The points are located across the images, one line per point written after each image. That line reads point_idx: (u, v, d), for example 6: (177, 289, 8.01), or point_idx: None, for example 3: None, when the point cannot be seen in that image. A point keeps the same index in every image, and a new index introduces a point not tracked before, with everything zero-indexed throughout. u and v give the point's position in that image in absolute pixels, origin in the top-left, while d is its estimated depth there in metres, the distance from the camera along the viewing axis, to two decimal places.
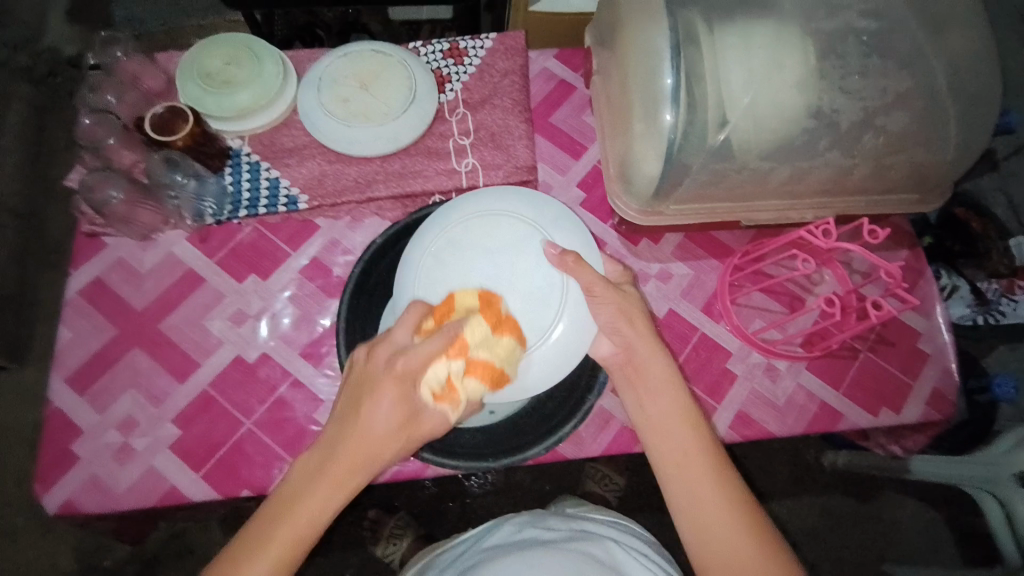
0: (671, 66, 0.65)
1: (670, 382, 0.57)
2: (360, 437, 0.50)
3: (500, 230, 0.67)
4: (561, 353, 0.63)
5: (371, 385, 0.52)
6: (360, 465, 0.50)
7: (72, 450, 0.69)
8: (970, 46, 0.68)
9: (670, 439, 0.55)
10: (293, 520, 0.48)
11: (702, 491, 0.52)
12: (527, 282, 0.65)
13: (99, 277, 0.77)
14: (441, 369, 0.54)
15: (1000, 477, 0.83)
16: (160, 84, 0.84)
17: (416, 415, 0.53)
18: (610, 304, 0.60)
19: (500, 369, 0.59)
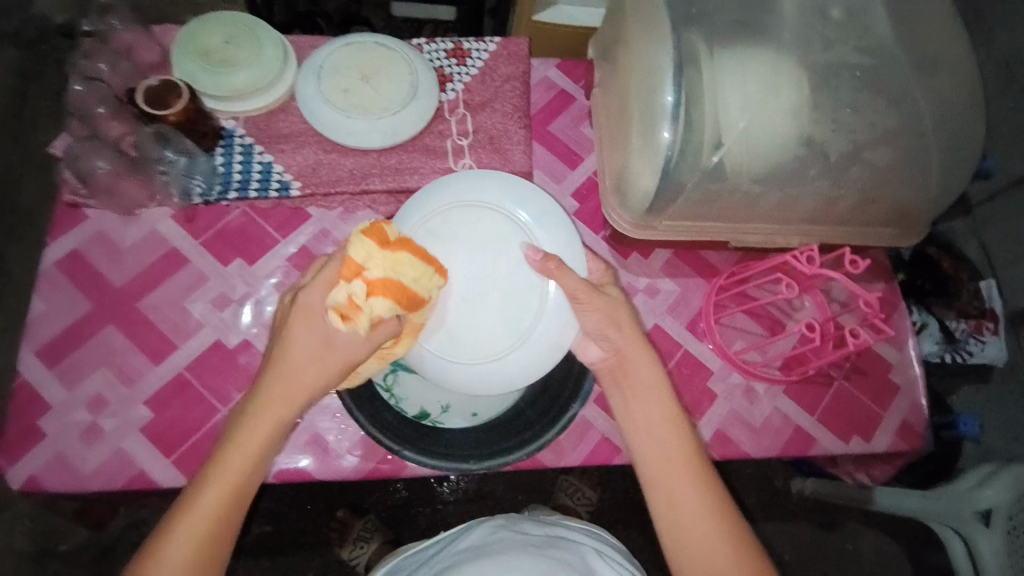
0: (674, 84, 0.66)
1: (657, 391, 0.59)
2: (281, 372, 0.53)
3: (483, 225, 0.71)
4: (540, 350, 0.68)
5: (286, 323, 0.55)
6: (286, 396, 0.52)
7: (38, 426, 0.67)
8: (956, 89, 0.71)
9: (653, 444, 0.57)
10: (231, 452, 0.51)
11: (683, 495, 0.55)
12: (507, 282, 0.71)
13: (79, 250, 0.75)
14: (339, 293, 0.52)
15: (963, 512, 0.87)
16: (154, 56, 0.81)
17: (331, 340, 0.53)
18: (597, 310, 0.62)
19: (408, 289, 0.55)
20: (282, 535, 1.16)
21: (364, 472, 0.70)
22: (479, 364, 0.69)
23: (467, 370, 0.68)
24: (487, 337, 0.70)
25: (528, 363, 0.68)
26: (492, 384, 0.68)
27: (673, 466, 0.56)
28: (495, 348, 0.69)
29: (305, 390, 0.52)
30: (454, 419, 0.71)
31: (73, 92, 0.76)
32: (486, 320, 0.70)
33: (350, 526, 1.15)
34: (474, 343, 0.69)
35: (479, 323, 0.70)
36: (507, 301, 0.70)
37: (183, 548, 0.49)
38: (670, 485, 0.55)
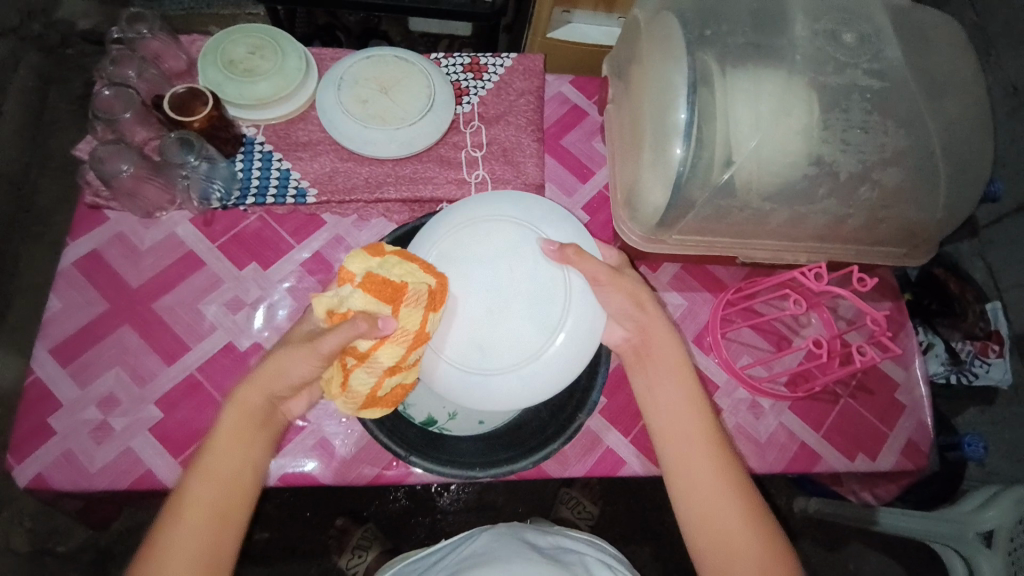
0: (687, 102, 0.67)
1: (673, 367, 0.62)
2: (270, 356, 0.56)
3: (493, 234, 0.66)
4: (573, 344, 0.63)
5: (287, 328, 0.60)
6: (271, 375, 0.55)
7: (50, 423, 0.67)
8: (965, 113, 0.72)
9: (669, 416, 0.60)
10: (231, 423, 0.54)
11: (701, 470, 0.57)
12: (527, 283, 0.64)
13: (97, 250, 0.76)
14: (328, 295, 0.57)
15: (966, 534, 0.86)
16: (181, 65, 0.85)
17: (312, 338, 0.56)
18: (620, 291, 0.63)
19: (380, 279, 0.56)
20: (283, 541, 1.16)
21: (369, 478, 0.70)
22: (520, 374, 0.62)
23: (508, 383, 0.62)
24: (519, 346, 0.63)
25: (569, 360, 0.63)
26: (535, 391, 0.62)
27: (689, 437, 0.59)
28: (532, 352, 0.62)
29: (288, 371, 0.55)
30: (463, 426, 0.71)
31: (101, 96, 0.76)
32: (516, 327, 0.63)
33: (349, 533, 1.15)
34: (510, 354, 0.63)
35: (509, 332, 0.63)
36: (535, 302, 0.64)
37: (196, 516, 0.51)
38: (686, 455, 0.58)
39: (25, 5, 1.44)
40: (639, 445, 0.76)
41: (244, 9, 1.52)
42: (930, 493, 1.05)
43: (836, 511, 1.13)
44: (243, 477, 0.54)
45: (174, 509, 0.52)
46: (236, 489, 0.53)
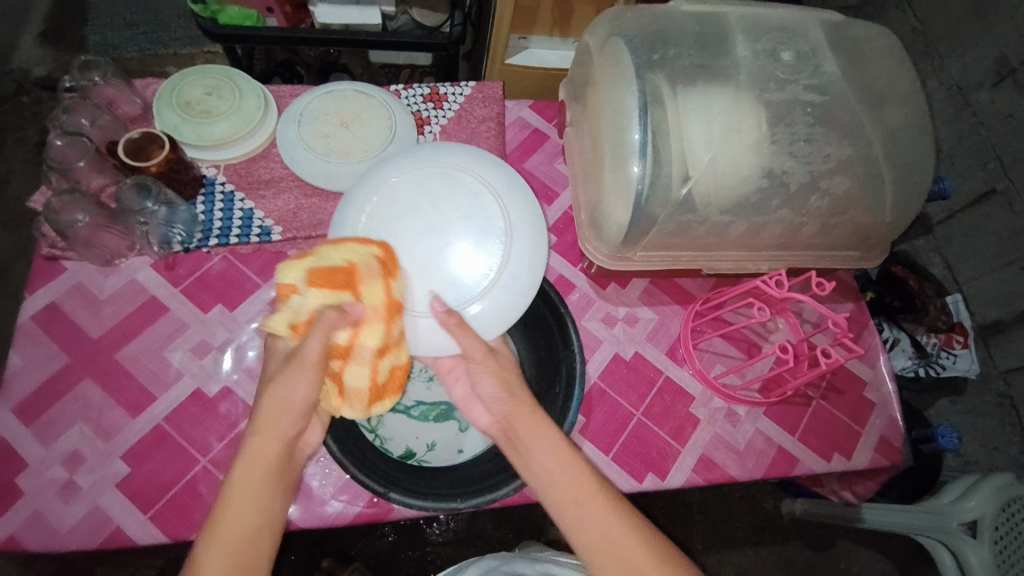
0: (640, 122, 0.69)
1: (540, 428, 0.58)
2: (265, 398, 0.54)
3: (405, 189, 0.74)
4: (526, 233, 0.73)
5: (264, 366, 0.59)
6: (277, 415, 0.53)
7: (11, 487, 0.65)
8: (904, 120, 0.76)
9: (563, 491, 0.54)
10: (242, 474, 0.51)
11: (606, 528, 0.52)
12: (454, 207, 0.74)
13: (54, 303, 0.74)
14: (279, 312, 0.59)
15: (949, 526, 0.88)
16: (136, 109, 0.85)
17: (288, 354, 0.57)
18: (488, 371, 0.62)
19: (327, 270, 0.59)
20: None
21: (350, 517, 0.69)
22: (503, 279, 0.70)
23: (501, 291, 0.70)
24: (478, 256, 0.72)
25: (532, 246, 0.72)
26: (524, 290, 0.71)
27: (589, 502, 0.53)
28: (498, 256, 0.71)
29: (291, 399, 0.54)
30: (441, 456, 0.71)
31: (54, 147, 0.75)
32: (467, 247, 0.72)
33: None
34: (480, 270, 0.71)
35: (467, 253, 0.72)
36: (468, 218, 0.73)
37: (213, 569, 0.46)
38: (599, 527, 0.52)
39: None
40: (621, 461, 0.76)
41: (203, 48, 1.52)
42: (911, 488, 1.08)
43: (821, 512, 1.15)
44: (254, 536, 0.49)
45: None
46: (250, 549, 0.48)
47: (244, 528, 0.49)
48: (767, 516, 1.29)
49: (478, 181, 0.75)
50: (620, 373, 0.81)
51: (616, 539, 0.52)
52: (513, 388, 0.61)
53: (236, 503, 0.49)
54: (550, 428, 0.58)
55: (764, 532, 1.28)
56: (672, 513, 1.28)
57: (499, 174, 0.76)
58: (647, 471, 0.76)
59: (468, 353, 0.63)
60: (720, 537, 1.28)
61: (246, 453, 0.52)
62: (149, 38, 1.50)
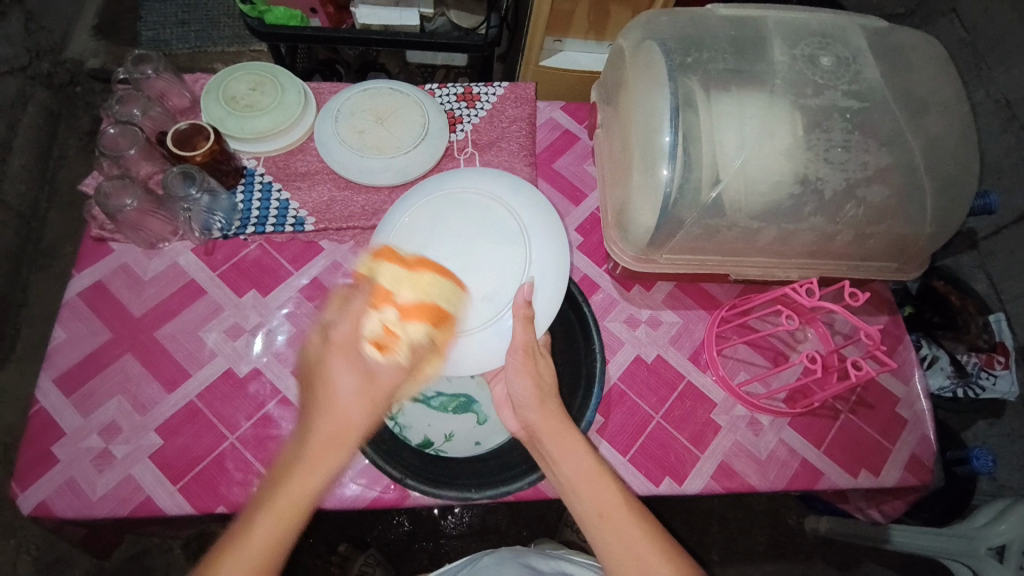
0: (670, 125, 0.69)
1: (569, 434, 0.58)
2: (330, 414, 0.52)
3: (421, 223, 0.75)
4: (545, 229, 0.74)
5: (324, 361, 0.55)
6: (336, 439, 0.51)
7: (51, 453, 0.68)
8: (947, 129, 0.74)
9: (592, 499, 0.54)
10: (285, 494, 0.48)
11: (627, 535, 0.52)
12: (469, 225, 0.75)
13: (101, 281, 0.78)
14: (374, 322, 0.57)
15: (976, 550, 0.86)
16: (185, 102, 0.89)
17: (372, 372, 0.55)
18: (526, 376, 0.62)
19: (434, 303, 0.62)
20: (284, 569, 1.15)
21: (368, 502, 0.70)
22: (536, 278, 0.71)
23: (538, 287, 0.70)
24: (501, 264, 0.73)
25: (555, 243, 0.73)
26: (557, 282, 0.71)
27: (611, 509, 0.54)
28: (523, 259, 0.72)
29: (357, 428, 0.52)
30: (460, 447, 0.71)
31: (106, 134, 0.79)
32: (490, 259, 0.73)
33: (351, 562, 1.13)
34: (509, 276, 0.72)
35: (491, 264, 0.73)
36: (485, 232, 0.74)
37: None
38: (624, 540, 0.52)
39: (35, 45, 1.47)
40: (638, 464, 0.76)
41: (249, 45, 1.58)
42: (942, 510, 1.04)
43: (847, 530, 1.12)
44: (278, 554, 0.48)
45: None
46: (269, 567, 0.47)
47: (273, 550, 0.47)
48: (790, 532, 1.26)
49: (488, 196, 0.76)
50: (640, 375, 0.81)
51: (641, 554, 0.51)
52: (543, 396, 0.61)
53: (275, 517, 0.47)
54: (579, 438, 0.58)
55: (784, 549, 1.25)
56: (689, 522, 1.26)
57: (502, 182, 0.77)
58: (664, 475, 0.75)
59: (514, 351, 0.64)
60: (738, 549, 1.25)
61: (292, 474, 0.49)
62: (198, 34, 1.58)
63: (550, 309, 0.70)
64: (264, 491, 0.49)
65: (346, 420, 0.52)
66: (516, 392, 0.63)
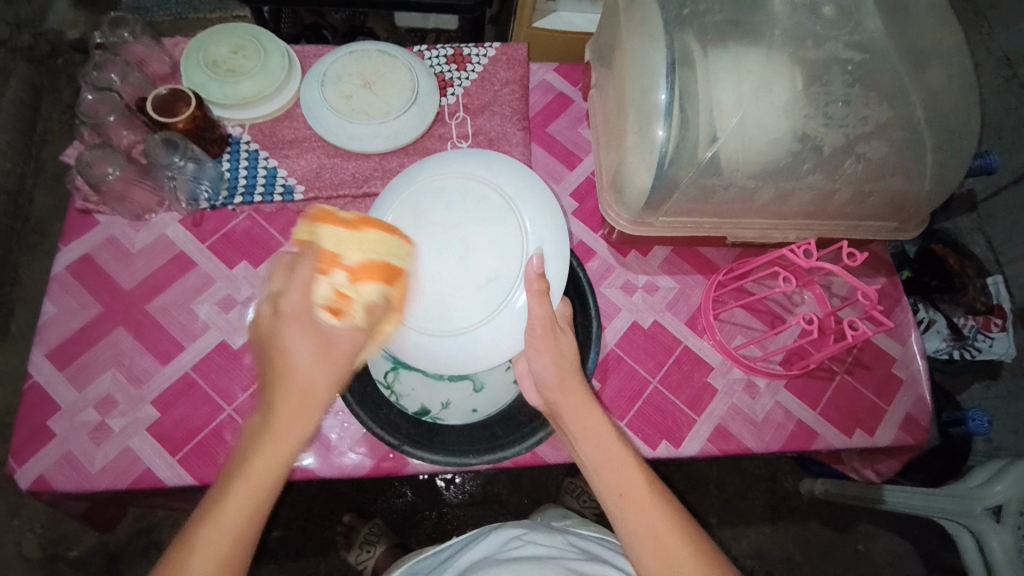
0: (667, 81, 0.67)
1: (587, 405, 0.58)
2: (290, 388, 0.49)
3: (406, 222, 0.71)
4: (536, 196, 0.72)
5: (278, 333, 0.50)
6: (302, 410, 0.49)
7: (48, 427, 0.68)
8: (951, 81, 0.72)
9: (611, 472, 0.54)
10: (252, 468, 0.47)
11: (642, 505, 0.52)
12: (454, 213, 0.72)
13: (88, 255, 0.77)
14: (324, 287, 0.52)
15: (973, 510, 0.88)
16: (166, 68, 0.85)
17: (330, 339, 0.51)
18: (544, 353, 0.60)
19: (384, 261, 0.58)
20: (293, 539, 1.18)
21: (367, 469, 0.71)
22: (537, 248, 0.69)
23: (542, 256, 0.67)
24: (496, 244, 0.71)
25: (544, 208, 0.72)
26: (559, 246, 0.70)
27: (626, 479, 0.54)
28: (517, 233, 0.70)
29: (320, 397, 0.50)
30: (455, 414, 0.70)
31: (85, 101, 0.77)
32: (484, 242, 0.71)
33: (356, 530, 1.15)
34: (509, 252, 0.70)
35: (488, 246, 0.71)
36: (472, 215, 0.72)
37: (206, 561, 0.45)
38: (646, 519, 0.52)
39: (13, 17, 1.39)
40: (635, 428, 0.76)
41: (232, 12, 1.54)
42: (937, 471, 1.06)
43: (843, 492, 1.13)
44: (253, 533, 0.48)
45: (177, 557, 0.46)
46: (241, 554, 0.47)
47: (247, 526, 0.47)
48: (786, 495, 1.29)
49: (465, 177, 0.73)
50: (637, 340, 0.81)
51: (659, 530, 0.52)
52: (567, 375, 0.59)
53: (244, 501, 0.47)
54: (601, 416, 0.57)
55: (780, 511, 1.27)
56: (688, 487, 1.28)
57: (475, 160, 0.75)
58: (661, 439, 0.76)
59: (533, 326, 0.61)
60: (733, 512, 1.27)
61: (254, 455, 0.47)
62: (179, 1, 1.52)
63: (557, 275, 0.68)
64: (224, 474, 0.48)
65: (304, 389, 0.49)
66: (539, 368, 0.60)
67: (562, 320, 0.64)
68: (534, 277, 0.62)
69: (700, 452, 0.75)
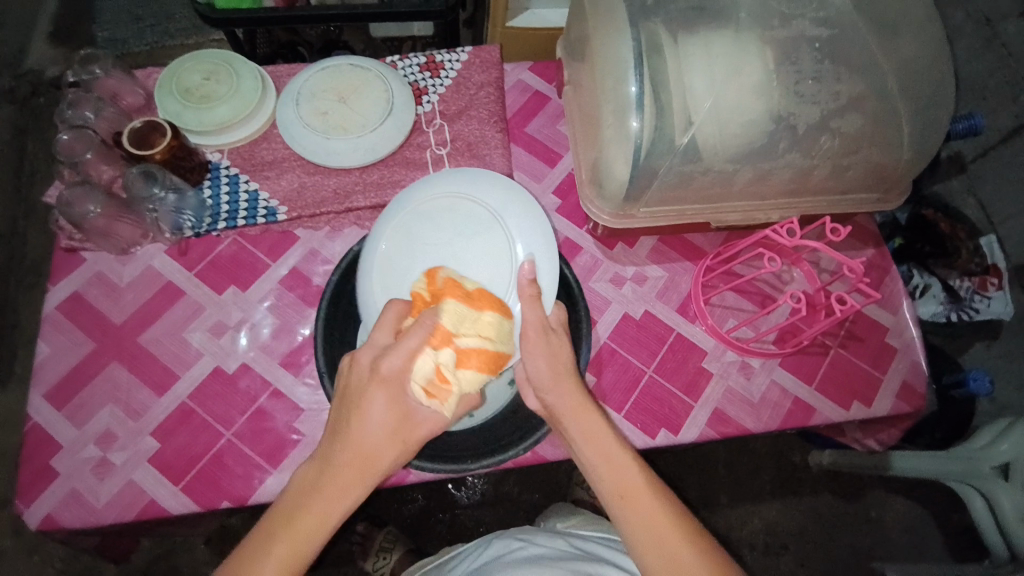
0: (636, 74, 0.67)
1: (585, 408, 0.58)
2: (360, 453, 0.52)
3: (398, 248, 0.71)
4: (520, 204, 0.73)
5: (364, 393, 0.54)
6: (361, 476, 0.52)
7: (52, 465, 0.69)
8: (921, 48, 0.72)
9: (610, 469, 0.55)
10: (307, 521, 0.50)
11: (640, 498, 0.53)
12: (445, 233, 0.72)
13: (77, 292, 0.78)
14: (427, 364, 0.54)
15: (982, 470, 0.88)
16: (139, 99, 0.86)
17: (410, 413, 0.54)
18: (539, 353, 0.60)
19: (496, 351, 0.58)
20: (310, 553, 1.18)
21: None
22: (528, 256, 0.70)
23: (533, 263, 0.69)
24: (485, 254, 0.70)
25: (529, 217, 0.72)
26: (547, 248, 0.71)
27: (623, 475, 0.55)
28: (506, 241, 0.70)
29: (382, 469, 0.53)
30: (454, 421, 0.70)
31: (60, 141, 0.77)
32: (474, 254, 0.70)
33: (371, 539, 1.16)
34: (500, 261, 0.69)
35: (478, 258, 0.70)
36: (458, 231, 0.71)
37: None
38: (648, 524, 0.52)
39: None
40: (634, 419, 0.76)
41: (206, 35, 1.54)
42: (942, 435, 1.06)
43: (851, 463, 1.14)
44: None
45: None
46: None
47: None
48: (794, 468, 1.29)
49: (451, 195, 0.73)
50: (630, 332, 0.81)
51: (658, 525, 0.52)
52: (561, 378, 0.60)
53: (286, 547, 0.50)
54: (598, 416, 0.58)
55: (790, 486, 1.28)
56: (697, 472, 1.29)
57: (456, 178, 0.75)
58: (660, 428, 0.76)
59: (525, 328, 0.62)
60: (744, 491, 1.28)
61: (305, 510, 0.51)
62: (154, 29, 1.53)
63: (548, 282, 0.69)
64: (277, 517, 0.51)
65: (368, 462, 0.52)
66: (533, 373, 0.61)
67: (554, 323, 0.64)
68: (526, 283, 0.65)
69: (700, 438, 0.76)
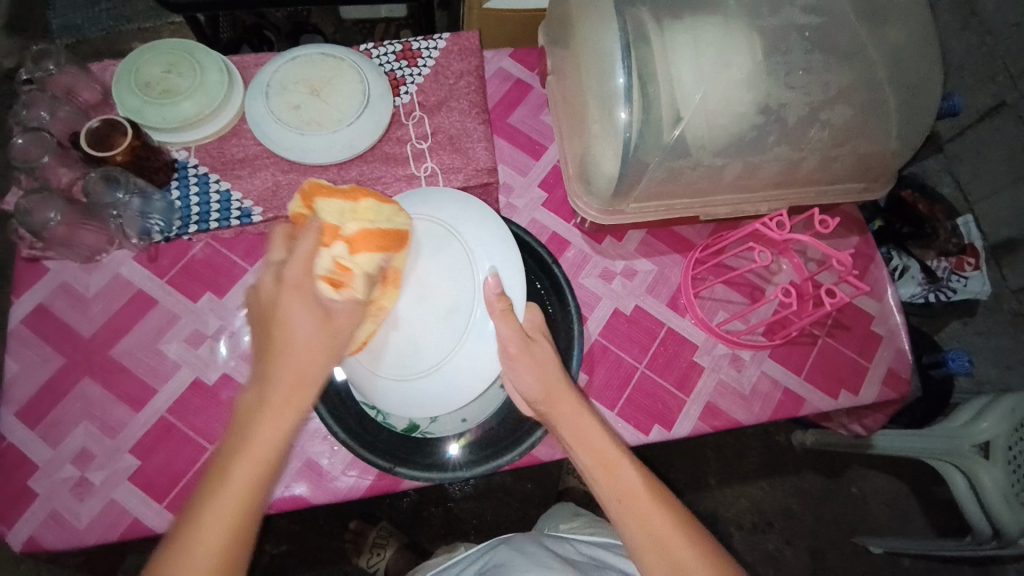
0: (623, 65, 0.65)
1: (576, 404, 0.58)
2: (288, 362, 0.48)
3: None
4: (470, 212, 0.69)
5: (277, 305, 0.50)
6: (298, 391, 0.48)
7: (27, 488, 0.66)
8: (909, 35, 0.71)
9: (604, 466, 0.55)
10: (252, 449, 0.46)
11: (631, 493, 0.53)
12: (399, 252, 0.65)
13: (43, 303, 0.74)
14: (326, 260, 0.52)
15: (963, 449, 0.90)
16: (96, 95, 0.80)
17: (329, 312, 0.51)
18: (524, 367, 0.59)
19: (382, 229, 0.58)
20: (303, 553, 1.18)
21: (362, 489, 0.70)
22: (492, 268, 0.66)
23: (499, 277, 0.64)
24: (443, 272, 0.65)
25: (485, 225, 0.69)
26: (512, 255, 0.67)
27: (616, 471, 0.54)
28: (464, 256, 0.66)
29: (317, 376, 0.50)
30: (444, 426, 0.68)
31: (15, 145, 0.72)
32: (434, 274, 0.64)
33: (363, 536, 1.16)
34: (461, 280, 0.65)
35: (440, 277, 0.64)
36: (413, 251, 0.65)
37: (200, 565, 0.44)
38: (646, 526, 0.52)
39: None
40: (626, 417, 0.76)
41: (167, 19, 1.45)
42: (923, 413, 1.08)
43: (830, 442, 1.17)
44: (248, 530, 0.46)
45: (179, 536, 0.45)
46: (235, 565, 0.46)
47: (235, 534, 0.45)
48: (780, 450, 1.31)
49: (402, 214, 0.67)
50: (621, 328, 0.80)
51: (651, 518, 0.52)
52: (552, 383, 0.58)
53: (237, 489, 0.46)
54: (589, 413, 0.58)
55: (776, 466, 1.30)
56: (686, 458, 1.30)
57: (409, 199, 0.71)
58: (653, 424, 0.76)
59: (506, 344, 0.60)
60: (730, 472, 1.30)
61: (250, 437, 0.46)
62: (112, 15, 1.44)
63: (515, 288, 0.66)
64: (217, 472, 0.46)
65: (300, 371, 0.49)
66: (522, 383, 0.60)
67: (530, 329, 0.63)
68: (494, 298, 0.61)
69: (692, 432, 0.76)
